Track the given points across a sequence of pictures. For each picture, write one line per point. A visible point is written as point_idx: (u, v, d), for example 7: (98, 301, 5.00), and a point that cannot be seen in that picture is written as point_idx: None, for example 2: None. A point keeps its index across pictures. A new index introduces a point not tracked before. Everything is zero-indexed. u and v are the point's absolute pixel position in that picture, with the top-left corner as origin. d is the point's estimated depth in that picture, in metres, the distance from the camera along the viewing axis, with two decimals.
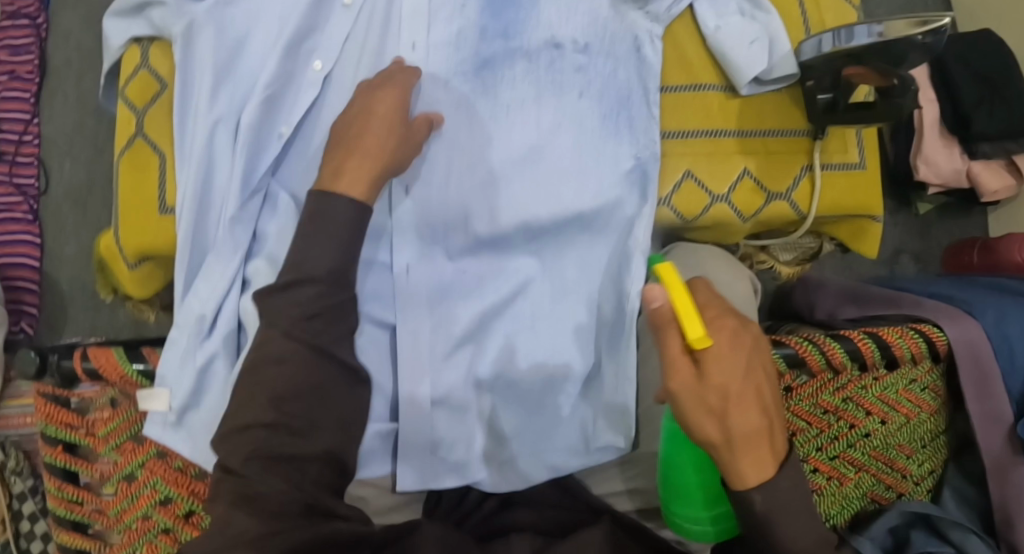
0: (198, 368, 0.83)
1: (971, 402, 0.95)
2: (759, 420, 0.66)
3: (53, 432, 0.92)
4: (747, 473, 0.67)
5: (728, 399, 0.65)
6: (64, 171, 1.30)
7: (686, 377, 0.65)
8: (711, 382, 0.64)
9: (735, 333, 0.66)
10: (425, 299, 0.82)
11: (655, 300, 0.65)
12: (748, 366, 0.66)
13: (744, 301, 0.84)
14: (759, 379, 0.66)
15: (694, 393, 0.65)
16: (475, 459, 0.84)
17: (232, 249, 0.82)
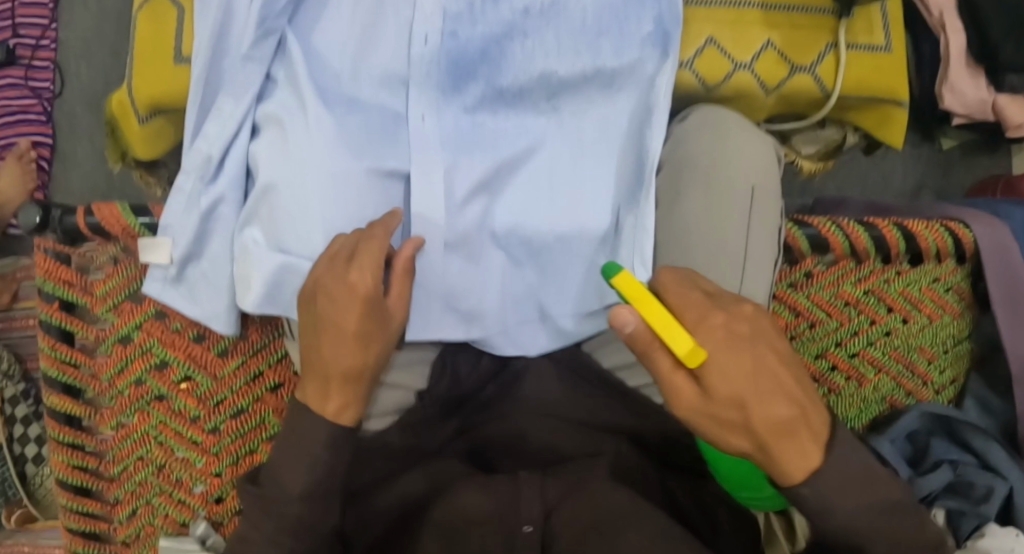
0: (203, 211, 0.81)
1: (997, 307, 0.91)
2: (785, 413, 0.63)
3: (52, 289, 0.89)
4: (791, 468, 0.64)
5: (745, 407, 0.62)
6: (80, 75, 1.30)
7: (689, 394, 0.62)
8: (720, 396, 0.62)
9: (730, 330, 0.63)
10: (440, 147, 0.80)
11: (631, 328, 0.61)
12: (757, 357, 0.63)
13: (764, 164, 0.81)
14: (773, 366, 0.63)
15: (705, 413, 0.62)
16: (484, 316, 0.81)
17: (243, 89, 0.80)
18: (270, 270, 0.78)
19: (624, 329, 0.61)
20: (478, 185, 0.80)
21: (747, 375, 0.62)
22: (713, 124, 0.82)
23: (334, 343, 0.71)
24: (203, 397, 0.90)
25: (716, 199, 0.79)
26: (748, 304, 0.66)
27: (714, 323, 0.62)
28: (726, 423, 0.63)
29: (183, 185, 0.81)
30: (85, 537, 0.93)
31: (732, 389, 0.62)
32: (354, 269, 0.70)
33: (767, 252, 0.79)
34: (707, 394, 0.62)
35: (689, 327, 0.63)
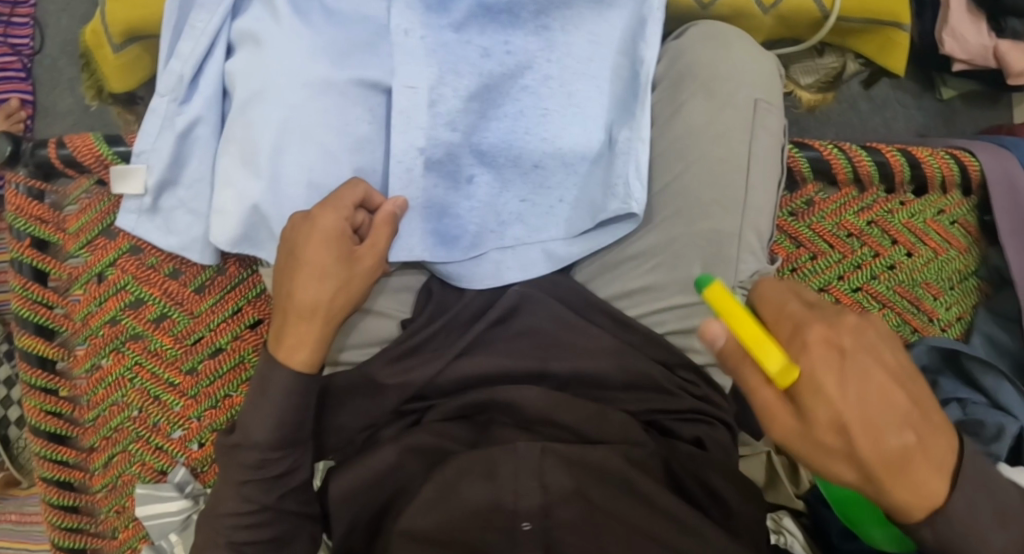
0: (178, 133, 0.78)
1: (1007, 238, 0.88)
2: (896, 442, 0.53)
3: (22, 225, 0.85)
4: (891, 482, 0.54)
5: (847, 428, 0.53)
6: (60, 27, 1.27)
7: (786, 420, 0.55)
8: (817, 419, 0.54)
9: (829, 343, 0.55)
10: (426, 59, 0.76)
11: (718, 340, 0.57)
12: (845, 365, 0.53)
13: (757, 77, 0.80)
14: (881, 381, 0.54)
15: (801, 437, 0.55)
16: (471, 236, 0.78)
17: (216, 4, 0.77)
18: (250, 194, 0.74)
19: (715, 344, 0.57)
20: (466, 100, 0.77)
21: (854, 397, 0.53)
22: (713, 39, 0.80)
23: (307, 280, 0.68)
24: (180, 336, 0.86)
25: (716, 110, 0.78)
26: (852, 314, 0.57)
27: (810, 337, 0.55)
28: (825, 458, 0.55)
29: (157, 106, 0.78)
30: (60, 487, 0.89)
31: (833, 419, 0.53)
32: (321, 215, 0.69)
33: (769, 162, 0.79)
34: (804, 420, 0.54)
35: (785, 342, 0.56)
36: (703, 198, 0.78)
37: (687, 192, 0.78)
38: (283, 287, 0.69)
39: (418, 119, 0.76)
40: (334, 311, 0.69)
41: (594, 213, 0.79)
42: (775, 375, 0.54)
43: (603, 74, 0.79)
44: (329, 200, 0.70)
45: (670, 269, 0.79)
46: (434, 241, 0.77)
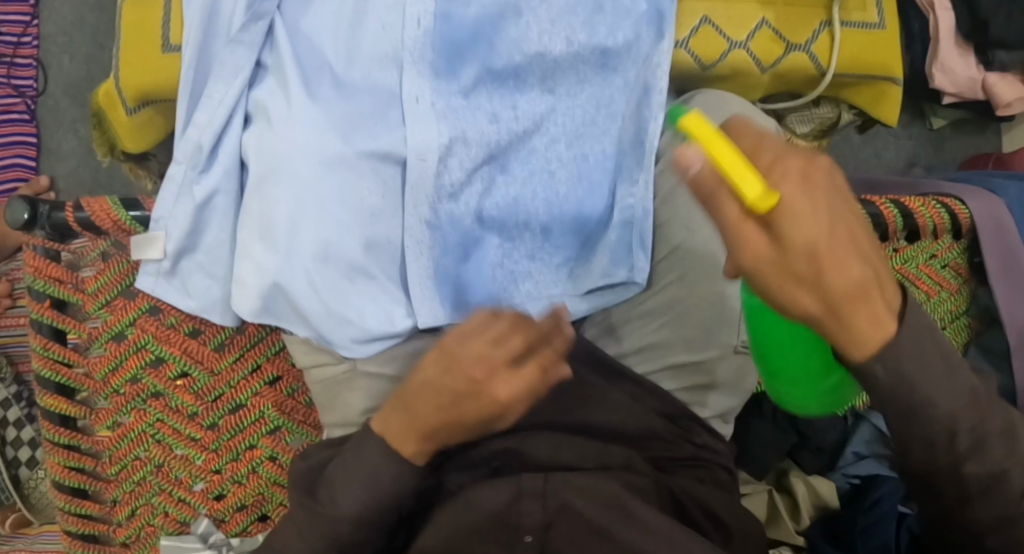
0: (198, 203, 0.80)
1: (996, 278, 0.91)
2: (865, 269, 0.51)
3: (41, 287, 0.87)
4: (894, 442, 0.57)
5: (817, 255, 0.50)
6: (63, 68, 1.28)
7: (757, 243, 0.50)
8: (796, 247, 0.49)
9: (808, 174, 0.50)
10: (433, 120, 0.78)
11: (693, 163, 0.50)
12: (838, 223, 0.50)
13: None
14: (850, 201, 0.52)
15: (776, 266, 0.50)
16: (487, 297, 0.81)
17: (232, 74, 0.79)
18: (268, 267, 0.75)
19: (691, 168, 0.50)
20: (474, 169, 0.79)
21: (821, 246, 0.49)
22: (716, 97, 0.81)
23: None
24: (201, 393, 0.89)
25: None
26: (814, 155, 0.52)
27: (787, 166, 0.50)
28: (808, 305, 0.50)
29: (174, 173, 0.80)
30: (84, 540, 0.92)
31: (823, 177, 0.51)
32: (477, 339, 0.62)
33: None
34: (789, 277, 0.50)
35: (762, 170, 0.51)
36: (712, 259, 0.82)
37: (696, 254, 0.83)
38: None
39: (426, 190, 0.77)
40: None
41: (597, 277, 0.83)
42: (755, 202, 0.48)
43: (607, 137, 0.82)
44: None
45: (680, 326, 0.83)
46: (451, 302, 0.79)
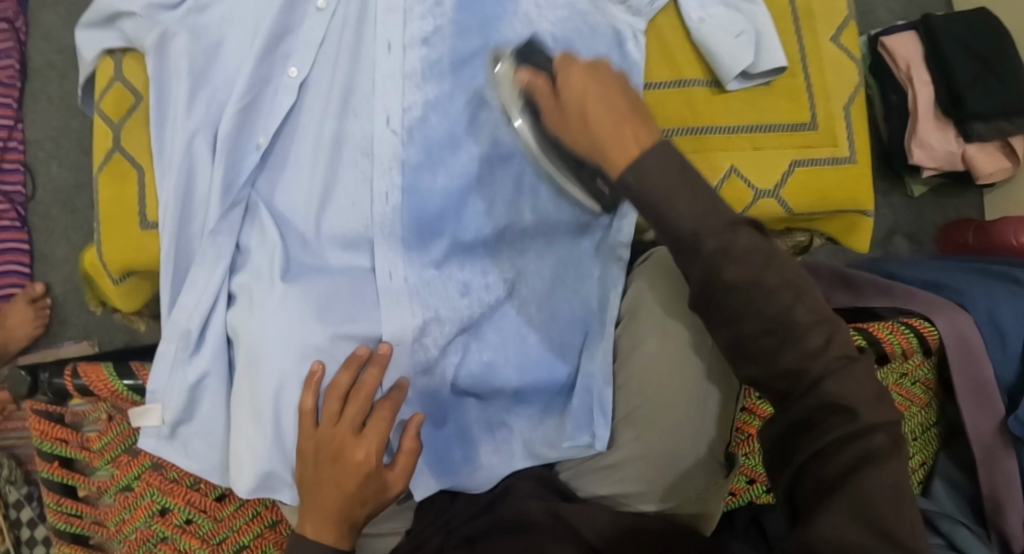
0: (189, 384, 0.84)
1: (964, 398, 0.93)
2: (572, 111, 0.70)
3: (49, 448, 0.93)
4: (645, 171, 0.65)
5: (584, 110, 0.69)
6: (51, 174, 1.32)
7: (551, 106, 0.72)
8: (566, 97, 0.70)
9: (587, 74, 0.69)
10: (407, 295, 0.84)
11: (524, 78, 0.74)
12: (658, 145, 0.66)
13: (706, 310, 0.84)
14: (611, 99, 0.68)
15: (559, 118, 0.71)
16: (478, 442, 0.86)
17: (214, 262, 0.85)
18: (264, 456, 0.80)
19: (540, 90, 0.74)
20: (448, 342, 0.84)
21: (606, 110, 0.68)
22: (667, 263, 0.87)
23: (330, 493, 0.75)
24: (206, 537, 0.94)
25: (698, 333, 0.83)
26: (579, 78, 0.69)
27: (567, 77, 0.70)
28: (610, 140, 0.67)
29: (164, 352, 0.84)
30: None
31: (642, 103, 0.69)
32: (363, 443, 0.75)
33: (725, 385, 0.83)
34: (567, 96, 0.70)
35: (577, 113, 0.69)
36: (654, 406, 0.83)
37: (645, 415, 0.83)
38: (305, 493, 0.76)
39: (402, 367, 0.83)
40: (356, 515, 0.76)
41: (560, 436, 0.86)
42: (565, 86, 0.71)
43: (577, 298, 0.87)
44: (324, 444, 0.76)
45: (644, 469, 0.82)
46: (435, 468, 0.84)
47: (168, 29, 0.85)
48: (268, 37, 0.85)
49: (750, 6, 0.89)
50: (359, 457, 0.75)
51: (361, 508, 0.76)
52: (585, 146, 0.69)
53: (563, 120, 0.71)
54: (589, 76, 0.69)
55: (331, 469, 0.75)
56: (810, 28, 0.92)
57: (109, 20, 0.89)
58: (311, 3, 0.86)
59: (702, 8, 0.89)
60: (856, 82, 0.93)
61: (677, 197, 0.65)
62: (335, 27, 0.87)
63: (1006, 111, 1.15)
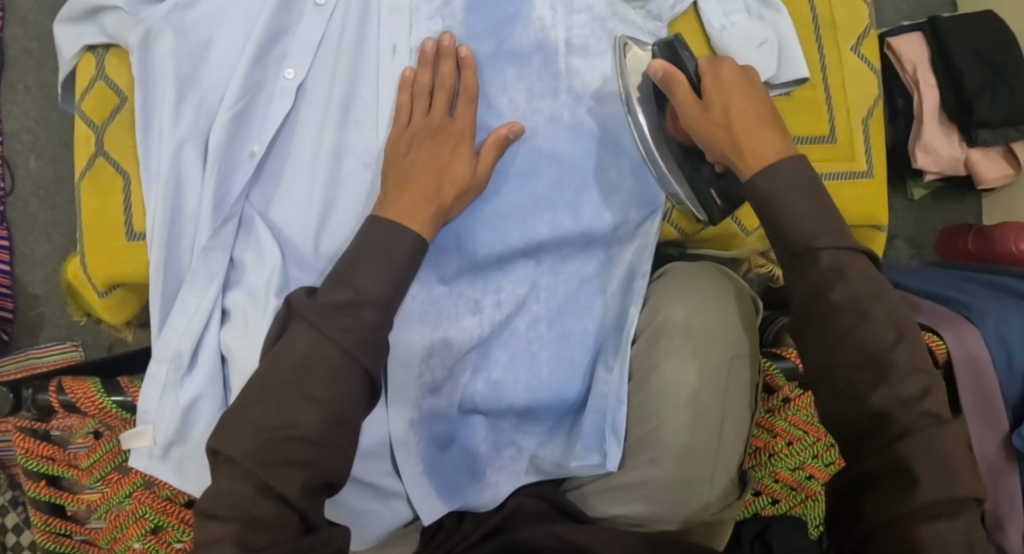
0: (181, 407, 0.81)
1: (969, 413, 0.92)
2: (719, 109, 0.73)
3: (35, 466, 0.89)
4: (759, 150, 0.71)
5: (731, 124, 0.73)
6: (30, 167, 1.27)
7: (693, 109, 0.75)
8: (711, 104, 0.74)
9: (744, 78, 0.75)
10: (419, 315, 0.81)
11: (659, 72, 0.76)
12: (764, 134, 0.72)
13: (725, 327, 0.82)
14: (754, 126, 0.72)
15: (703, 122, 0.74)
16: (485, 461, 0.84)
17: (207, 280, 0.82)
18: None
19: (670, 83, 0.76)
20: (458, 362, 0.83)
21: (749, 117, 0.72)
22: (684, 278, 0.86)
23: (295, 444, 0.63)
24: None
25: (703, 339, 0.81)
26: (732, 78, 0.74)
27: (721, 69, 0.75)
28: (447, 168, 0.77)
29: (156, 373, 0.81)
30: None
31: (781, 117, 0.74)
32: (342, 381, 0.65)
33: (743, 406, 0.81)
34: (703, 103, 0.74)
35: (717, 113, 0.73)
36: (667, 425, 0.80)
37: (657, 435, 0.81)
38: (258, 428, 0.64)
39: (410, 390, 0.81)
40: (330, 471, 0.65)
41: (568, 456, 0.84)
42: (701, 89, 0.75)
43: (588, 314, 0.86)
44: (297, 379, 0.65)
45: (656, 491, 0.79)
46: (443, 488, 0.83)
47: (152, 27, 0.81)
48: (261, 39, 0.81)
49: (773, 14, 0.89)
50: (325, 377, 0.65)
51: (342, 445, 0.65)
52: (721, 146, 0.73)
53: (704, 116, 0.74)
54: (753, 96, 0.74)
55: (293, 402, 0.64)
56: (831, 38, 0.94)
57: (90, 15, 0.84)
58: (309, 1, 0.83)
59: (724, 14, 0.89)
60: (875, 95, 0.95)
61: (799, 207, 0.70)
62: (334, 27, 0.83)
63: (1015, 120, 1.14)
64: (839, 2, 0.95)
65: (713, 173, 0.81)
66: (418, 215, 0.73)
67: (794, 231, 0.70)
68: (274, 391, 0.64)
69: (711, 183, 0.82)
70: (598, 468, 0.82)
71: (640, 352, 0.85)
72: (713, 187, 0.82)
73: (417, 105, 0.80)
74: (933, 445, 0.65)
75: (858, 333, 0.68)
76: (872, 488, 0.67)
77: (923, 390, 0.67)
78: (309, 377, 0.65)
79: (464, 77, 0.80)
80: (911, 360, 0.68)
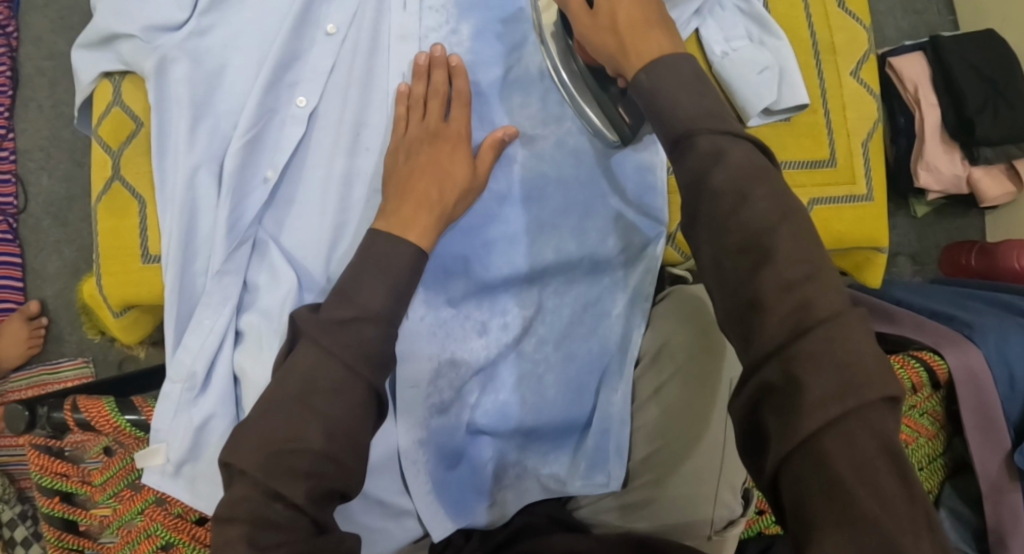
0: (194, 426, 0.82)
1: (972, 432, 0.93)
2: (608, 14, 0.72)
3: (49, 482, 0.90)
4: (641, 49, 0.69)
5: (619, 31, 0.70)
6: (42, 184, 1.29)
7: (585, 17, 0.74)
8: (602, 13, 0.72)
9: None
10: (427, 338, 0.83)
11: None
12: (653, 37, 0.69)
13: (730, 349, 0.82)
14: (642, 27, 0.69)
15: (591, 29, 0.73)
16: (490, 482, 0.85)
17: (221, 302, 0.83)
18: None
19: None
20: (464, 383, 0.84)
21: (637, 17, 0.70)
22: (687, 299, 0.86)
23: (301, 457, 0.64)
24: None
25: (703, 355, 0.82)
26: None
27: None
28: (451, 180, 0.79)
29: (170, 392, 0.81)
30: None
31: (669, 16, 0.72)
32: (342, 397, 0.66)
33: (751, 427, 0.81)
34: (597, 15, 0.73)
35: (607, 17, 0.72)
36: (674, 445, 0.81)
37: (664, 455, 0.82)
38: (260, 436, 0.65)
39: (418, 409, 0.82)
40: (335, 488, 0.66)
41: (572, 475, 0.84)
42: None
43: (593, 337, 0.87)
44: (303, 389, 0.66)
45: (664, 511, 0.80)
46: (449, 507, 0.83)
47: (168, 53, 0.83)
48: (275, 68, 0.83)
49: (774, 40, 0.90)
50: (324, 391, 0.66)
51: (348, 464, 0.66)
52: (610, 50, 0.71)
53: (594, 24, 0.73)
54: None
55: (296, 415, 0.65)
56: (831, 63, 0.96)
57: (107, 42, 0.86)
58: (321, 30, 0.84)
59: (726, 41, 0.90)
60: (875, 120, 0.96)
61: (682, 98, 0.65)
62: (345, 56, 0.85)
63: (1016, 137, 1.15)
64: (838, 28, 0.96)
65: (620, 92, 0.80)
66: (420, 232, 0.75)
67: (680, 116, 0.64)
68: (281, 408, 0.66)
69: (619, 101, 0.81)
70: (605, 489, 0.83)
71: (646, 374, 0.86)
72: (621, 104, 0.81)
73: (412, 117, 0.82)
74: (830, 347, 0.55)
75: (735, 219, 0.60)
76: (772, 403, 0.56)
77: (810, 273, 0.58)
78: (313, 392, 0.66)
79: (457, 84, 0.82)
80: (796, 246, 0.58)
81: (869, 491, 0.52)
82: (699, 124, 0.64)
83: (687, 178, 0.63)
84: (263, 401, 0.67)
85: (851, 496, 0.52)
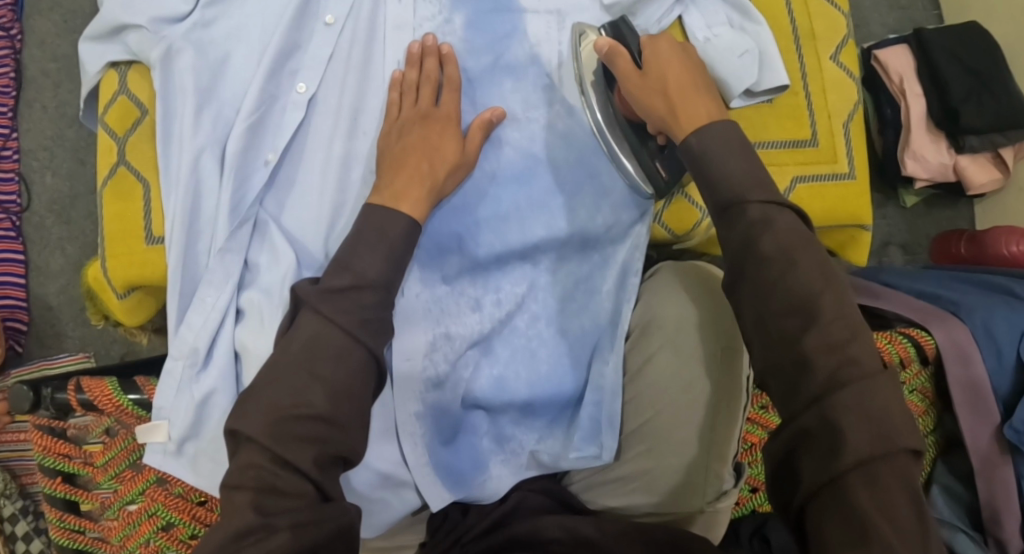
0: (196, 401, 0.84)
1: (960, 406, 0.95)
2: (657, 81, 0.80)
3: (52, 463, 0.91)
4: (691, 116, 0.77)
5: (669, 96, 0.79)
6: (46, 183, 1.31)
7: (633, 79, 0.81)
8: (652, 78, 0.80)
9: (682, 57, 0.81)
10: (424, 314, 0.85)
11: (602, 48, 0.83)
12: (701, 107, 0.77)
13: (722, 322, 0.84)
14: (691, 98, 0.78)
15: (640, 87, 0.80)
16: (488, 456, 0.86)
17: (224, 280, 0.85)
18: None
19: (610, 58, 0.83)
20: (460, 357, 0.85)
21: (685, 86, 0.79)
22: (680, 276, 0.88)
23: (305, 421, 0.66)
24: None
25: (700, 328, 0.83)
26: (671, 57, 0.81)
27: (662, 47, 0.81)
28: (444, 161, 0.81)
29: (172, 369, 0.83)
30: None
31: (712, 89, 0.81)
32: (343, 365, 0.68)
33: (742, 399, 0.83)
34: (645, 78, 0.80)
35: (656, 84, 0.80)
36: (665, 417, 0.83)
37: (655, 427, 0.83)
38: (267, 404, 0.66)
39: (415, 384, 0.84)
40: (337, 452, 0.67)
41: (566, 449, 0.86)
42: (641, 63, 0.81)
43: (585, 314, 0.89)
44: (305, 357, 0.68)
45: (653, 481, 0.82)
46: (448, 481, 0.84)
47: (173, 44, 0.85)
48: (275, 55, 0.85)
49: (753, 27, 0.93)
50: (329, 362, 0.68)
51: (347, 427, 0.68)
52: (659, 113, 0.79)
53: (642, 85, 0.80)
54: (689, 71, 0.80)
55: (301, 382, 0.67)
56: (811, 48, 0.98)
57: (114, 33, 0.88)
58: (320, 19, 0.87)
59: (707, 27, 0.93)
60: (855, 101, 0.98)
61: (728, 162, 0.73)
62: (344, 44, 0.87)
63: (1001, 125, 1.17)
64: (817, 15, 0.99)
65: (658, 147, 0.86)
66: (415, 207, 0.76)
67: (728, 185, 0.72)
68: (288, 373, 0.67)
69: (657, 155, 0.86)
70: (597, 461, 0.85)
71: (638, 349, 0.88)
72: (657, 160, 0.86)
73: (406, 101, 0.84)
74: (864, 398, 0.63)
75: (786, 281, 0.67)
76: (810, 449, 0.63)
77: (851, 335, 0.65)
78: (316, 358, 0.68)
79: (449, 71, 0.84)
80: (838, 310, 0.66)
81: (889, 524, 0.59)
82: (745, 192, 0.72)
83: (737, 242, 0.71)
84: (268, 374, 0.68)
85: (873, 526, 0.59)
